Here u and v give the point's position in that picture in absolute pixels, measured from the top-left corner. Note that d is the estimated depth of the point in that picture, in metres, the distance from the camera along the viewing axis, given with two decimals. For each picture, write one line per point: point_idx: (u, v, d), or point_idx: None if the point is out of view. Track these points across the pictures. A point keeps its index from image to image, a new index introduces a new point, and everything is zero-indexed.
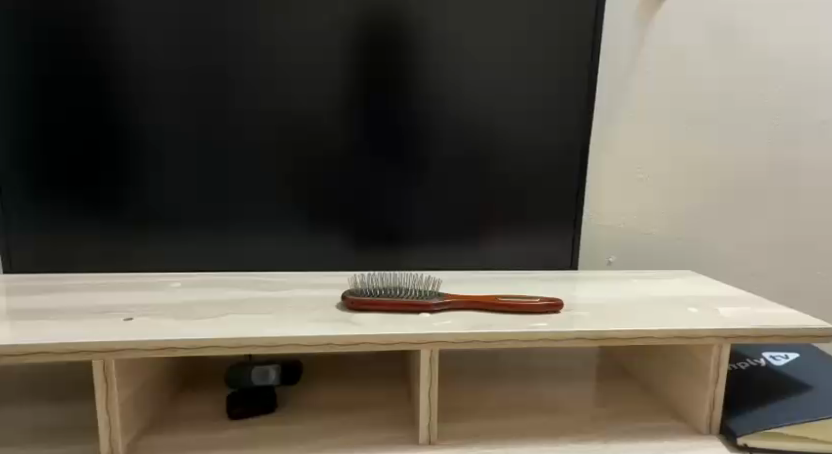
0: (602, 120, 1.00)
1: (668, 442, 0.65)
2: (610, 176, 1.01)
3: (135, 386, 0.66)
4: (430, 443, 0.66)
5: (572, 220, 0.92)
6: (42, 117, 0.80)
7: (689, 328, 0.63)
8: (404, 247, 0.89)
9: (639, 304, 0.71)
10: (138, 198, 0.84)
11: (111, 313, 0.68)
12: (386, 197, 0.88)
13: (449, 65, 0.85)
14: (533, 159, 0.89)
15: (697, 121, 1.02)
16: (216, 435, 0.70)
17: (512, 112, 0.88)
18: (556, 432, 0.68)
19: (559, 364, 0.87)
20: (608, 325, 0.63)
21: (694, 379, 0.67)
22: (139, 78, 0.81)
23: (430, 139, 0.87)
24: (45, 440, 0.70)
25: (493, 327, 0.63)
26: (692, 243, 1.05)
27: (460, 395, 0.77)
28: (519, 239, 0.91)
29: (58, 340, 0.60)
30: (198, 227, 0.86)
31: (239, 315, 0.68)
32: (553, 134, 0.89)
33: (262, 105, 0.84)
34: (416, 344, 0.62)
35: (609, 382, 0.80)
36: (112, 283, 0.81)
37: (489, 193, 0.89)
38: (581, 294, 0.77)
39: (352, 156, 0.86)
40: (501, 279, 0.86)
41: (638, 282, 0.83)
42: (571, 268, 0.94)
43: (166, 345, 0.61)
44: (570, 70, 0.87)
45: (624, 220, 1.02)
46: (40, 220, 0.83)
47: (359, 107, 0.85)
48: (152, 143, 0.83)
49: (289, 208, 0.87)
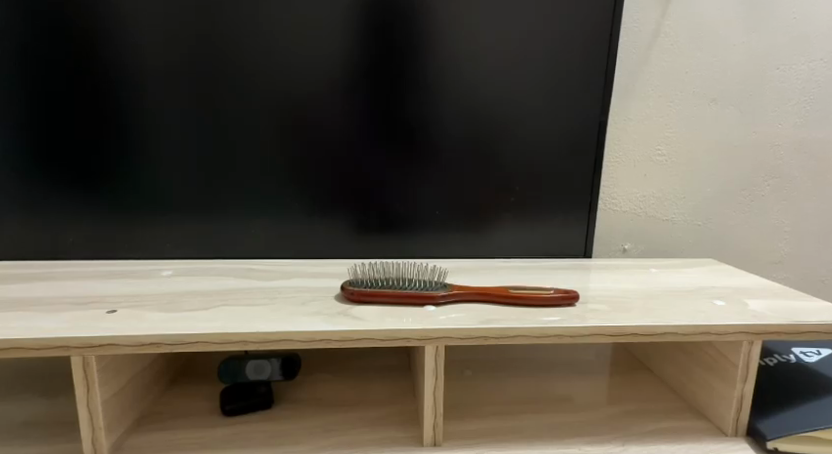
0: (620, 98, 0.94)
1: (690, 445, 0.61)
2: (628, 158, 0.96)
3: (120, 383, 0.62)
4: (436, 444, 0.61)
5: (587, 204, 0.86)
6: (24, 95, 0.75)
7: (716, 323, 0.58)
8: (407, 233, 0.84)
9: (661, 296, 0.66)
10: (126, 182, 0.79)
11: (96, 305, 0.64)
12: (390, 181, 0.83)
13: (459, 38, 0.79)
14: (548, 141, 0.83)
15: (723, 99, 0.96)
16: (208, 434, 0.66)
17: (526, 91, 0.82)
18: (570, 432, 0.64)
19: (571, 357, 0.83)
20: (628, 320, 0.58)
21: (719, 379, 0.62)
22: (127, 53, 0.75)
23: (437, 119, 0.81)
24: (27, 438, 0.66)
25: (503, 322, 0.58)
26: (714, 229, 0.99)
27: (467, 391, 0.73)
28: (530, 225, 0.86)
29: (34, 335, 0.56)
30: (191, 213, 0.81)
31: (231, 307, 0.63)
32: (570, 113, 0.83)
33: (257, 82, 0.78)
34: (419, 340, 0.57)
35: (625, 378, 0.76)
36: (99, 271, 0.76)
37: (499, 175, 0.84)
38: (597, 284, 0.72)
39: (353, 137, 0.81)
40: (511, 268, 0.81)
41: (658, 271, 0.78)
42: (585, 256, 0.89)
43: (150, 341, 0.56)
44: (590, 43, 0.81)
45: (642, 205, 0.97)
46: (24, 205, 0.78)
47: (361, 84, 0.79)
48: (141, 123, 0.77)
49: (287, 193, 0.82)
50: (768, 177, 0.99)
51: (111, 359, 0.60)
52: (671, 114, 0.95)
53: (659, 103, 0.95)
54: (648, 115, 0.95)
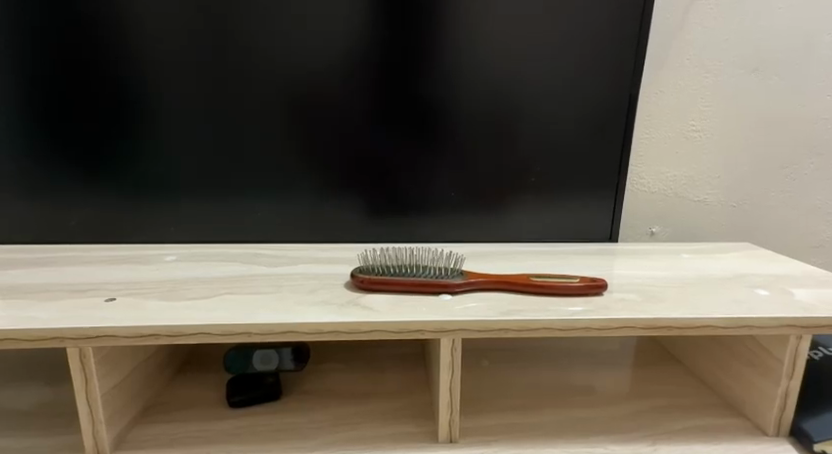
0: (652, 69, 0.88)
1: (728, 445, 0.56)
2: (659, 134, 0.90)
3: (120, 375, 0.59)
4: (452, 442, 0.58)
5: (614, 184, 0.81)
6: (19, 70, 0.71)
7: (761, 314, 0.53)
8: (423, 216, 0.80)
9: (696, 284, 0.61)
10: (128, 163, 0.75)
11: (94, 292, 0.61)
12: (405, 160, 0.78)
13: (482, 4, 0.73)
14: (575, 116, 0.78)
15: (765, 69, 0.89)
16: (214, 427, 0.63)
17: (554, 61, 0.76)
18: (595, 429, 0.60)
19: (595, 347, 0.78)
20: (663, 312, 0.54)
21: (761, 374, 0.57)
22: (126, 25, 0.71)
23: (456, 92, 0.76)
24: (27, 428, 0.64)
25: (526, 313, 0.54)
26: (750, 211, 0.94)
27: (484, 383, 0.69)
28: (553, 207, 0.81)
29: (26, 325, 0.53)
30: (196, 196, 0.77)
31: (234, 296, 0.60)
32: (599, 85, 0.77)
33: (264, 55, 0.73)
34: (434, 333, 0.53)
35: (653, 371, 0.72)
36: (101, 256, 0.73)
37: (521, 153, 0.79)
38: (624, 271, 0.67)
39: (365, 112, 0.76)
40: (532, 253, 0.76)
41: (691, 257, 0.73)
42: (610, 240, 0.84)
43: (149, 332, 0.53)
44: (624, 8, 0.75)
45: (672, 185, 0.91)
46: (22, 188, 0.75)
47: (375, 55, 0.74)
48: (142, 99, 0.73)
49: (295, 174, 0.77)
50: (812, 154, 0.92)
51: (109, 350, 0.57)
52: (708, 85, 0.89)
53: (694, 73, 0.88)
54: (682, 88, 0.88)
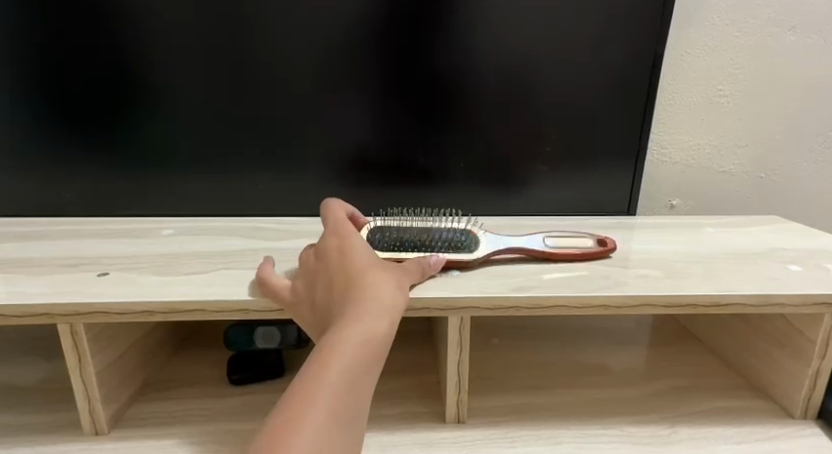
0: (680, 27, 0.82)
1: (751, 428, 0.54)
2: (684, 100, 0.85)
3: (116, 352, 0.57)
4: (460, 422, 0.55)
5: (634, 153, 0.77)
6: (6, 33, 0.67)
7: (794, 292, 0.49)
8: (433, 189, 0.77)
9: (722, 260, 0.57)
10: (125, 132, 0.72)
11: (86, 267, 0.58)
12: (415, 128, 0.73)
13: None
14: (598, 78, 0.73)
15: (803, 27, 0.83)
16: (215, 406, 0.61)
17: (579, 17, 0.70)
18: (610, 411, 0.57)
19: (609, 324, 0.75)
20: (687, 288, 0.50)
21: (790, 355, 0.54)
22: None
23: (471, 53, 0.71)
24: (24, 404, 0.62)
25: (539, 290, 0.50)
26: (778, 182, 0.90)
27: (493, 361, 0.66)
28: (569, 178, 0.77)
29: (13, 300, 0.50)
30: (197, 167, 0.74)
31: (231, 271, 0.57)
32: (624, 44, 0.72)
33: (263, 14, 0.68)
34: (441, 311, 0.50)
35: (671, 350, 0.69)
36: (98, 230, 0.70)
37: (538, 121, 0.74)
38: (644, 246, 0.63)
39: (373, 77, 0.71)
40: (545, 227, 0.72)
41: (716, 231, 0.69)
42: (627, 213, 0.80)
43: (142, 309, 0.50)
44: None
45: (694, 155, 0.87)
46: (14, 156, 0.72)
47: (385, 13, 0.68)
48: (136, 64, 0.69)
49: (298, 143, 0.74)
50: None
51: (104, 326, 0.54)
52: (740, 46, 0.83)
53: (725, 32, 0.82)
54: (711, 48, 0.83)
